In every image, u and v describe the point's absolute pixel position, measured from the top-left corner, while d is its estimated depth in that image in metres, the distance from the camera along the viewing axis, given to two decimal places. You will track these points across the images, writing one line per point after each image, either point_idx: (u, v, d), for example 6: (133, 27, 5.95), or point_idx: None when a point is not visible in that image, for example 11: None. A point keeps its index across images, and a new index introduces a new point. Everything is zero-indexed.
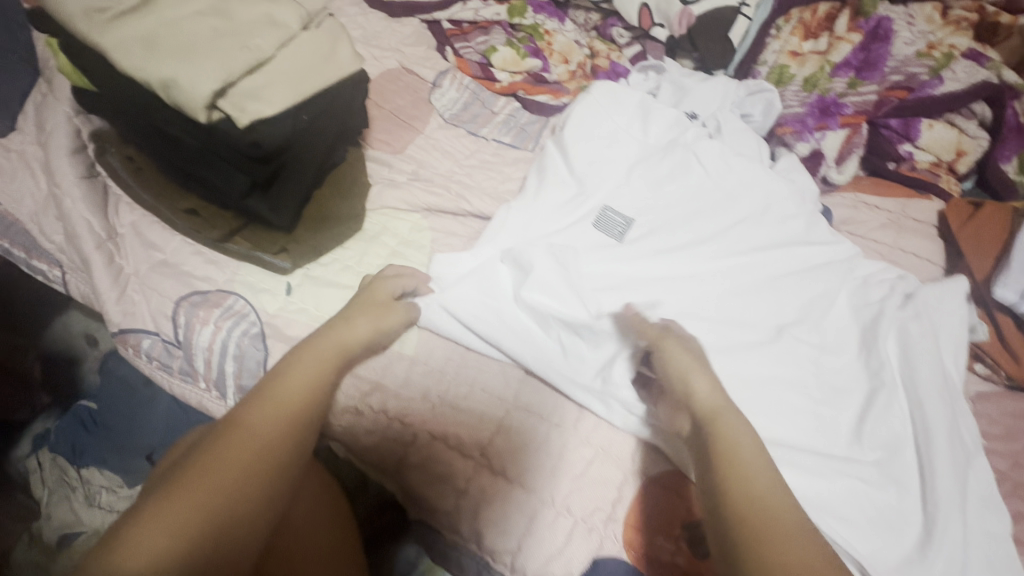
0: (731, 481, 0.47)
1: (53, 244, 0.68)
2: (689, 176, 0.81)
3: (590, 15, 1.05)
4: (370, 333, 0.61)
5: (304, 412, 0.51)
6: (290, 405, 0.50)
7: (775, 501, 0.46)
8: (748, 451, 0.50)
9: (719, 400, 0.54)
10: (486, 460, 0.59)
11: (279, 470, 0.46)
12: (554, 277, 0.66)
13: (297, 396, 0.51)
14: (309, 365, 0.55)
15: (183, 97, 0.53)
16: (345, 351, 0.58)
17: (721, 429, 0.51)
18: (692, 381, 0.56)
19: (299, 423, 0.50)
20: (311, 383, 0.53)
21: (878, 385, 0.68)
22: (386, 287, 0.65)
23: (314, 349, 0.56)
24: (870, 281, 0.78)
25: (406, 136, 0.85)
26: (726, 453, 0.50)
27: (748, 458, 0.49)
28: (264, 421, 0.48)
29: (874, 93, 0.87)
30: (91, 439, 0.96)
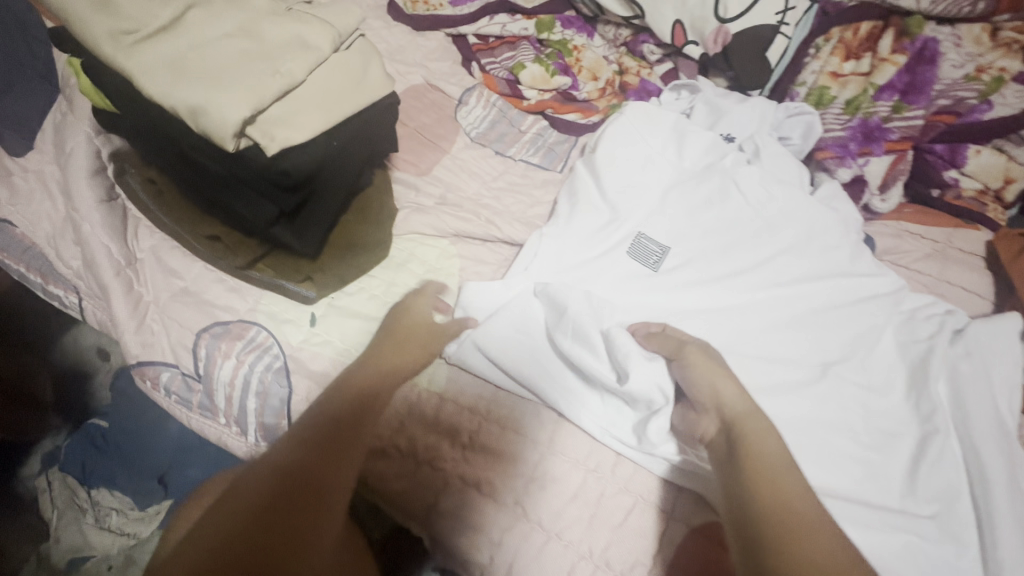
0: (750, 464, 0.51)
1: (69, 269, 0.66)
2: (728, 203, 0.78)
3: (620, 30, 1.00)
4: (408, 359, 0.59)
5: (335, 446, 0.49)
6: (321, 439, 0.49)
7: (803, 513, 0.48)
8: (777, 464, 0.51)
9: (746, 404, 0.56)
10: (522, 509, 0.56)
11: (309, 505, 0.44)
12: (587, 320, 0.63)
13: (329, 430, 0.50)
14: (342, 402, 0.53)
15: (212, 125, 0.51)
16: (383, 384, 0.57)
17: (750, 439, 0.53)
18: (722, 393, 0.57)
19: (331, 456, 0.48)
20: (342, 417, 0.52)
21: (931, 430, 0.64)
22: (422, 307, 0.65)
23: (349, 383, 0.55)
24: (916, 316, 0.74)
25: (433, 156, 0.82)
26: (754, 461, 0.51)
27: (777, 468, 0.51)
28: (296, 458, 0.47)
29: (920, 118, 0.84)
30: (103, 458, 0.91)
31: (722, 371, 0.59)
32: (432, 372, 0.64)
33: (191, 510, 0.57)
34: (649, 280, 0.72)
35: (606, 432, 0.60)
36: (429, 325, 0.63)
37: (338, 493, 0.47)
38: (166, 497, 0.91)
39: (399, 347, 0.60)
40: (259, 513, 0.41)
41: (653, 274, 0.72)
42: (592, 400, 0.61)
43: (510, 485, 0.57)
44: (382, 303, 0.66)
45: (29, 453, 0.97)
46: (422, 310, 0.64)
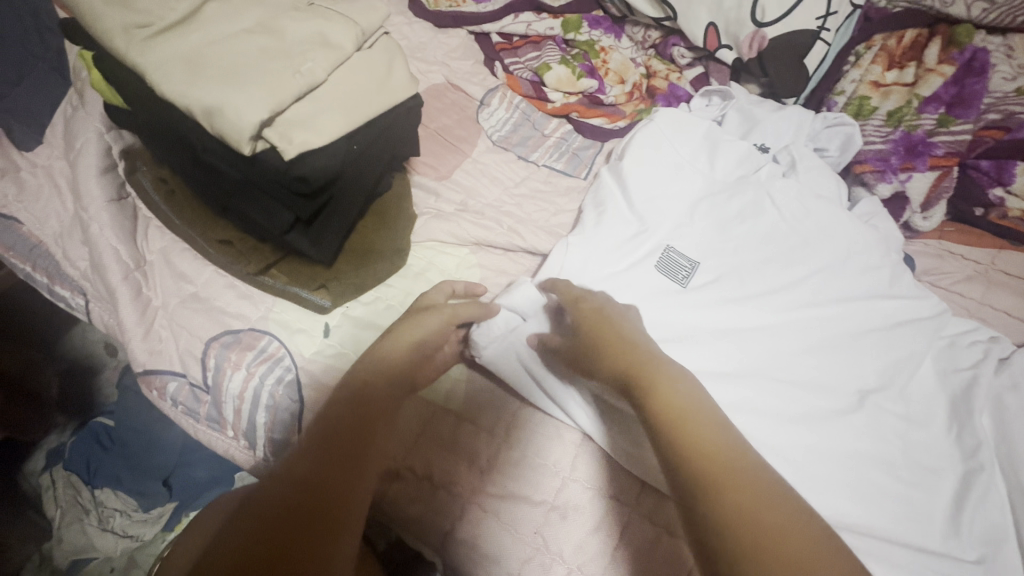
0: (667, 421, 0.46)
1: (76, 270, 0.64)
2: (761, 217, 0.74)
3: (650, 32, 0.97)
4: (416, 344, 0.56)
5: (348, 450, 0.47)
6: (330, 451, 0.46)
7: (728, 462, 0.43)
8: (689, 411, 0.46)
9: (630, 359, 0.50)
10: (542, 541, 0.53)
11: (329, 519, 0.42)
12: None
13: (339, 438, 0.48)
14: (345, 409, 0.50)
15: (228, 127, 0.48)
16: (390, 388, 0.53)
17: (655, 395, 0.47)
18: (596, 372, 0.52)
19: (341, 468, 0.45)
20: (350, 426, 0.49)
21: (975, 468, 0.61)
22: (432, 296, 0.61)
23: (362, 390, 0.52)
24: (959, 343, 0.71)
25: (453, 160, 0.79)
26: (670, 417, 0.46)
27: (696, 418, 0.45)
28: (311, 472, 0.45)
29: (967, 132, 0.80)
30: (108, 457, 0.89)
31: (607, 328, 0.54)
32: (449, 389, 0.61)
33: (207, 531, 0.55)
34: (678, 296, 0.67)
35: (620, 454, 0.55)
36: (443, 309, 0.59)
37: (359, 501, 0.45)
38: (169, 500, 0.89)
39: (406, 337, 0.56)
40: (263, 524, 0.40)
41: (682, 290, 0.68)
42: (605, 418, 0.57)
43: (519, 512, 0.54)
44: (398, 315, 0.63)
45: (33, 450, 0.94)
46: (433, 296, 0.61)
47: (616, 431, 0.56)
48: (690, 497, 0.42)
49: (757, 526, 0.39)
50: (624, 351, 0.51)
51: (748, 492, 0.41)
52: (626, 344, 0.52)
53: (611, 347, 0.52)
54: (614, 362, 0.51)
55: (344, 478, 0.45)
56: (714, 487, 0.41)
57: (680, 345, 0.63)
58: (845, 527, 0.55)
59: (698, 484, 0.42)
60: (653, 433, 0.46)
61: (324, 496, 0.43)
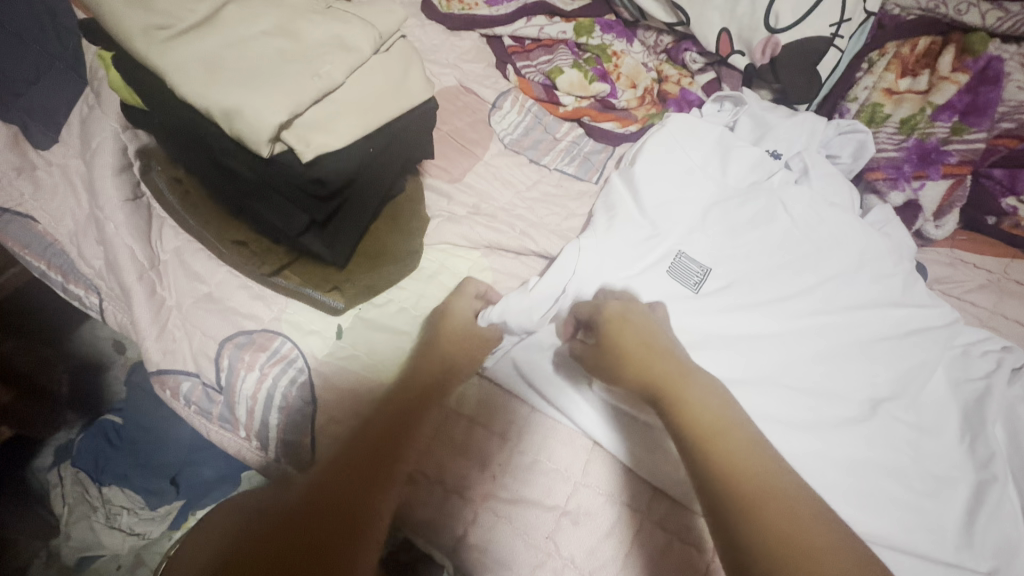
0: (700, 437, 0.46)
1: (91, 269, 0.64)
2: (774, 224, 0.74)
3: (661, 37, 0.97)
4: (456, 361, 0.59)
5: (374, 455, 0.51)
6: (347, 463, 0.50)
7: (761, 476, 0.43)
8: (724, 423, 0.47)
9: (665, 368, 0.50)
10: (553, 545, 0.53)
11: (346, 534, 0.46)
12: None
13: (365, 449, 0.51)
14: (377, 423, 0.53)
15: (247, 129, 0.48)
16: (418, 396, 0.56)
17: (684, 405, 0.47)
18: (622, 378, 0.51)
19: (363, 478, 0.49)
20: (374, 436, 0.52)
21: (989, 478, 0.60)
22: (463, 308, 0.62)
23: (388, 403, 0.55)
24: (971, 352, 0.70)
25: (466, 163, 0.79)
26: (702, 429, 0.46)
27: (728, 431, 0.46)
28: (331, 487, 0.48)
29: (981, 141, 0.80)
30: (116, 454, 0.89)
31: (646, 334, 0.53)
32: (462, 393, 0.60)
33: (223, 531, 0.55)
34: (690, 302, 0.67)
35: (631, 459, 0.56)
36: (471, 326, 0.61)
37: (379, 510, 0.49)
38: (177, 498, 0.88)
39: (445, 354, 0.59)
40: (286, 527, 0.46)
41: (694, 296, 0.68)
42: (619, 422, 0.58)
43: (529, 515, 0.54)
44: (411, 317, 0.64)
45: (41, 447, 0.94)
46: (461, 309, 0.62)
47: (628, 433, 0.57)
48: (725, 513, 0.42)
49: (791, 542, 0.40)
50: (647, 361, 0.51)
51: (780, 506, 0.42)
52: (652, 354, 0.51)
53: (635, 356, 0.51)
54: (641, 372, 0.50)
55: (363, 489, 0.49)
56: (748, 504, 0.42)
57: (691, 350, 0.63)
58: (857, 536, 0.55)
59: (730, 496, 0.42)
60: (682, 444, 0.46)
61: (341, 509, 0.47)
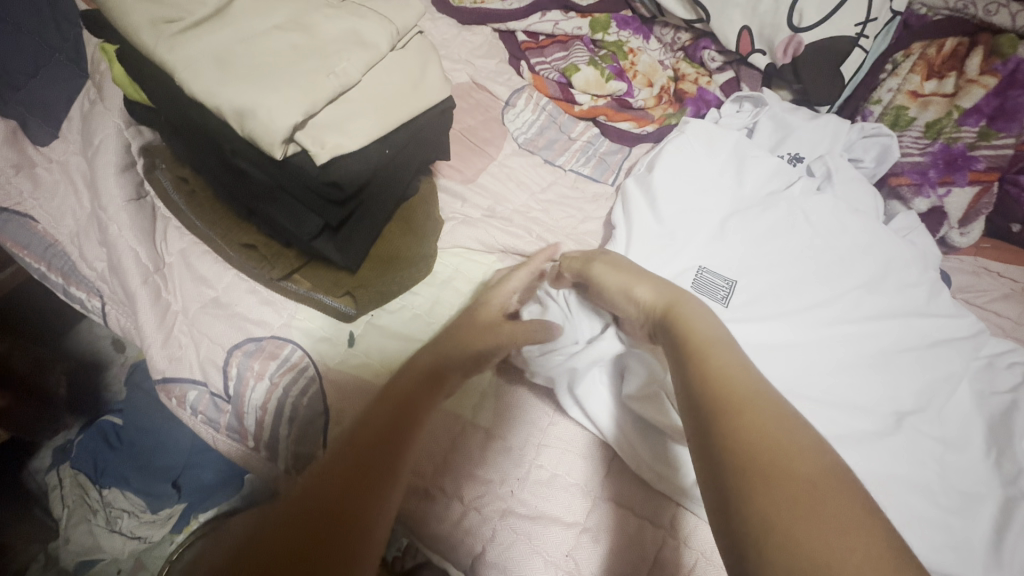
0: (693, 352, 0.43)
1: (93, 271, 0.62)
2: (795, 233, 0.72)
3: (679, 34, 0.95)
4: (449, 352, 0.52)
5: (390, 438, 0.43)
6: (350, 451, 0.41)
7: (753, 383, 0.39)
8: (714, 338, 0.44)
9: (668, 294, 0.50)
10: (572, 564, 0.51)
11: (348, 522, 0.36)
12: None
13: (380, 438, 0.42)
14: (379, 418, 0.44)
15: (261, 130, 0.46)
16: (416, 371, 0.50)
17: (687, 325, 0.46)
18: (635, 294, 0.51)
19: (368, 489, 0.39)
20: (377, 428, 0.43)
21: (1017, 495, 0.58)
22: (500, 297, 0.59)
23: (388, 391, 0.47)
24: (996, 364, 0.69)
25: (479, 163, 0.77)
26: (698, 347, 0.43)
27: (721, 345, 0.43)
28: (325, 492, 0.38)
29: (1009, 147, 0.77)
30: (115, 457, 0.86)
31: (634, 271, 0.53)
32: (474, 401, 0.59)
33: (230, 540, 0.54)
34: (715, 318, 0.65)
35: (643, 468, 0.54)
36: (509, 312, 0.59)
37: (383, 512, 0.39)
38: (178, 501, 0.86)
39: (438, 352, 0.52)
40: (292, 526, 0.35)
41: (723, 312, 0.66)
42: (626, 424, 0.56)
43: (548, 533, 0.52)
44: (424, 324, 0.61)
45: (38, 449, 0.92)
46: (499, 300, 0.59)
47: (638, 436, 0.55)
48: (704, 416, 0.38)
49: (765, 439, 0.35)
50: (657, 287, 0.51)
51: (769, 410, 0.37)
52: (652, 281, 0.52)
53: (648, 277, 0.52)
54: (652, 293, 0.51)
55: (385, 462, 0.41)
56: (726, 406, 0.38)
57: None
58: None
59: (711, 398, 0.39)
60: (680, 360, 0.44)
61: (352, 487, 0.38)
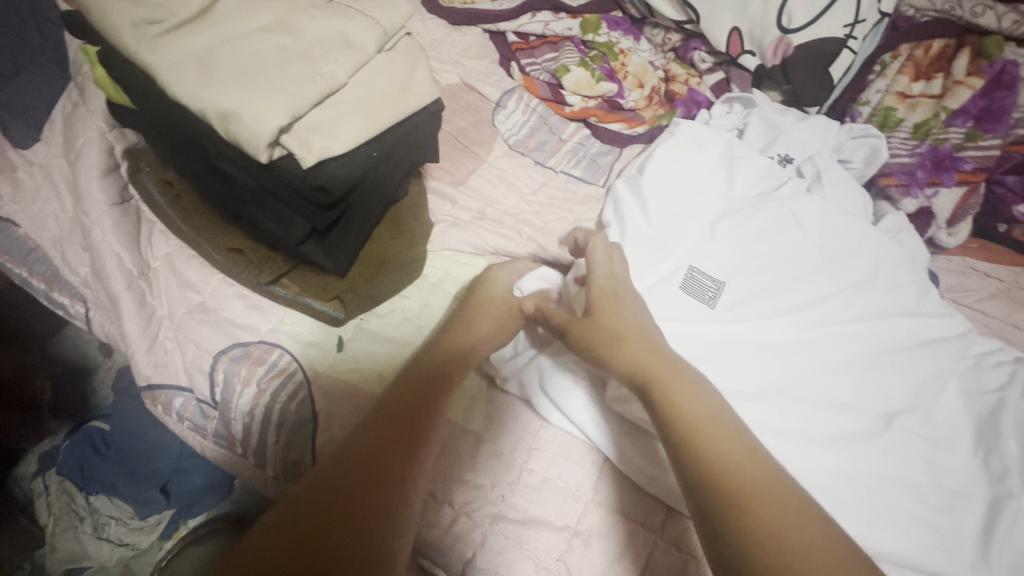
0: (685, 430, 0.44)
1: (76, 277, 0.61)
2: (785, 235, 0.72)
3: (670, 34, 0.95)
4: (484, 336, 0.56)
5: (376, 481, 0.41)
6: (332, 501, 0.39)
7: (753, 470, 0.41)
8: (703, 415, 0.45)
9: (649, 357, 0.50)
10: (564, 568, 0.51)
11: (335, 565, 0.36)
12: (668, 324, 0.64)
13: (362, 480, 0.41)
14: (382, 422, 0.46)
15: (246, 133, 0.45)
16: (406, 406, 0.47)
17: (675, 399, 0.46)
18: (618, 354, 0.51)
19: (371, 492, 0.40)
20: (381, 432, 0.45)
21: (1004, 494, 0.59)
22: (500, 278, 0.62)
23: (372, 428, 0.45)
24: (983, 363, 0.69)
25: (470, 165, 0.76)
26: (684, 427, 0.44)
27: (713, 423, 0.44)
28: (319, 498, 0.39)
29: (996, 147, 0.78)
30: (103, 462, 0.85)
31: (627, 326, 0.52)
32: (464, 405, 0.59)
33: None
34: (701, 318, 0.65)
35: (634, 471, 0.54)
36: (508, 297, 0.60)
37: (390, 506, 0.41)
38: (167, 507, 0.85)
39: (454, 339, 0.55)
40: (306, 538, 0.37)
41: (710, 312, 0.66)
42: (618, 429, 0.56)
43: (539, 537, 0.52)
44: (415, 328, 0.61)
45: (25, 454, 0.91)
46: (502, 279, 0.61)
47: (626, 440, 0.55)
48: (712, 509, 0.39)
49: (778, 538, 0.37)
50: (637, 349, 0.50)
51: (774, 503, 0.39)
52: (634, 342, 0.51)
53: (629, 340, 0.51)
54: (631, 362, 0.50)
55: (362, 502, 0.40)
56: (734, 499, 0.39)
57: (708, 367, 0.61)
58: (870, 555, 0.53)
59: (715, 488, 0.40)
60: (666, 441, 0.45)
61: (341, 535, 0.37)
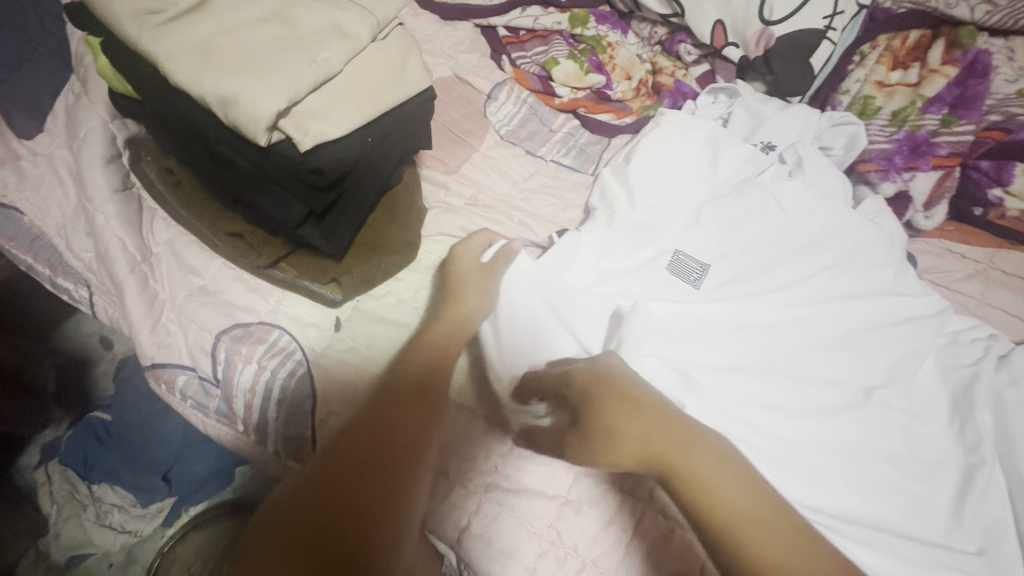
0: (729, 540, 0.42)
1: (80, 262, 0.62)
2: (769, 219, 0.75)
3: (656, 28, 0.98)
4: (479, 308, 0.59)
5: (375, 467, 0.42)
6: (329, 494, 0.40)
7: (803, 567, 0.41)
8: (739, 512, 0.43)
9: (658, 444, 0.46)
10: (556, 535, 0.54)
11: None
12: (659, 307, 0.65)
13: (360, 468, 0.42)
14: (381, 409, 0.47)
15: (244, 117, 0.47)
16: (404, 394, 0.49)
17: (704, 502, 0.44)
18: (625, 434, 0.46)
19: (366, 486, 0.41)
20: (382, 414, 0.47)
21: (978, 462, 0.61)
22: (469, 254, 0.63)
23: (371, 417, 0.46)
24: (960, 340, 0.72)
25: (462, 154, 0.79)
26: (728, 526, 0.43)
27: (754, 519, 0.43)
28: (316, 490, 0.41)
29: (970, 133, 0.81)
30: (103, 450, 0.87)
31: (625, 402, 0.48)
32: (460, 383, 0.61)
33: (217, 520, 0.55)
34: (688, 298, 0.68)
35: None
36: (482, 266, 0.62)
37: (379, 494, 0.41)
38: (169, 495, 0.87)
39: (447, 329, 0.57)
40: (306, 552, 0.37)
41: (694, 292, 0.68)
42: None
43: (533, 506, 0.54)
44: (410, 309, 0.63)
45: (28, 445, 0.92)
46: (468, 253, 0.63)
47: None
48: None
49: None
50: (650, 441, 0.46)
51: None
52: (647, 427, 0.47)
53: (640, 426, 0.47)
54: (638, 453, 0.46)
55: (360, 491, 0.41)
56: None
57: (692, 344, 0.64)
58: (851, 519, 0.55)
59: None
60: (709, 541, 0.44)
61: (339, 529, 0.38)
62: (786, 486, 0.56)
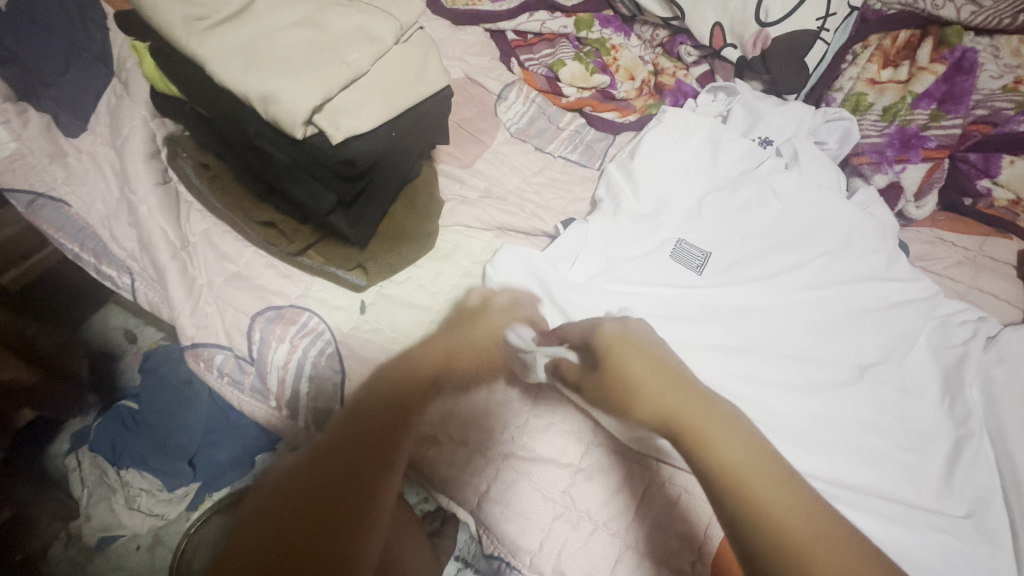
0: (735, 497, 0.41)
1: (123, 251, 0.67)
2: (767, 209, 0.79)
3: (658, 31, 1.02)
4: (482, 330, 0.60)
5: (371, 457, 0.45)
6: (315, 475, 0.42)
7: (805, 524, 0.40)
8: (749, 462, 0.42)
9: (667, 403, 0.45)
10: (568, 500, 0.57)
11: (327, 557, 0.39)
12: (664, 291, 0.70)
13: (356, 451, 0.44)
14: (377, 407, 0.49)
15: (284, 113, 0.52)
16: (417, 383, 0.52)
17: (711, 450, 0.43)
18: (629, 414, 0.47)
19: (355, 476, 0.43)
20: (384, 405, 0.49)
21: (967, 434, 0.65)
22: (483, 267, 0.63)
23: (363, 414, 0.48)
24: (951, 322, 0.75)
25: (475, 150, 0.83)
26: (730, 470, 0.42)
27: (756, 468, 0.42)
28: (311, 473, 0.43)
29: (958, 126, 0.85)
30: (132, 438, 0.90)
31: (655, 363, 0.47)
32: None
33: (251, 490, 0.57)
34: (690, 283, 0.72)
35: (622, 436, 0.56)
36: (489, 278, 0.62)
37: (367, 485, 0.44)
38: (193, 480, 0.91)
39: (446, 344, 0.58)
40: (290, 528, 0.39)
41: (696, 277, 0.72)
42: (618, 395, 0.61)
43: (548, 473, 0.58)
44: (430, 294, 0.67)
45: (58, 432, 0.98)
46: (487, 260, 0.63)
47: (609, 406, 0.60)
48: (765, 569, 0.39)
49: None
50: (663, 391, 0.46)
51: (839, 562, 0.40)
52: (660, 384, 0.46)
53: (648, 394, 0.46)
54: (651, 406, 0.45)
55: (355, 477, 0.43)
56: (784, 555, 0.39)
57: (697, 323, 0.67)
58: (847, 485, 0.59)
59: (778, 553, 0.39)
60: (711, 487, 0.43)
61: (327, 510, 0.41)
62: (788, 454, 0.59)
